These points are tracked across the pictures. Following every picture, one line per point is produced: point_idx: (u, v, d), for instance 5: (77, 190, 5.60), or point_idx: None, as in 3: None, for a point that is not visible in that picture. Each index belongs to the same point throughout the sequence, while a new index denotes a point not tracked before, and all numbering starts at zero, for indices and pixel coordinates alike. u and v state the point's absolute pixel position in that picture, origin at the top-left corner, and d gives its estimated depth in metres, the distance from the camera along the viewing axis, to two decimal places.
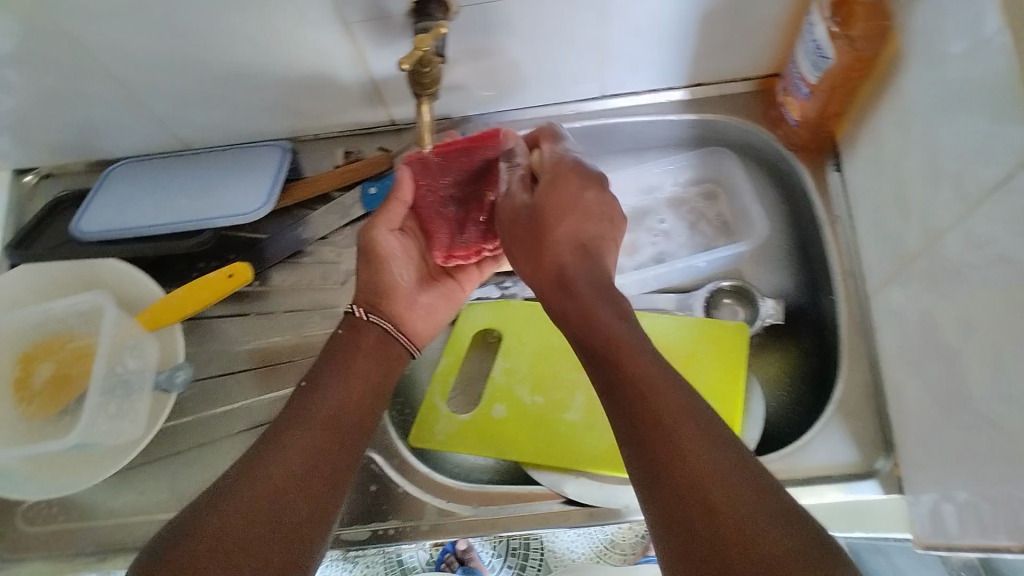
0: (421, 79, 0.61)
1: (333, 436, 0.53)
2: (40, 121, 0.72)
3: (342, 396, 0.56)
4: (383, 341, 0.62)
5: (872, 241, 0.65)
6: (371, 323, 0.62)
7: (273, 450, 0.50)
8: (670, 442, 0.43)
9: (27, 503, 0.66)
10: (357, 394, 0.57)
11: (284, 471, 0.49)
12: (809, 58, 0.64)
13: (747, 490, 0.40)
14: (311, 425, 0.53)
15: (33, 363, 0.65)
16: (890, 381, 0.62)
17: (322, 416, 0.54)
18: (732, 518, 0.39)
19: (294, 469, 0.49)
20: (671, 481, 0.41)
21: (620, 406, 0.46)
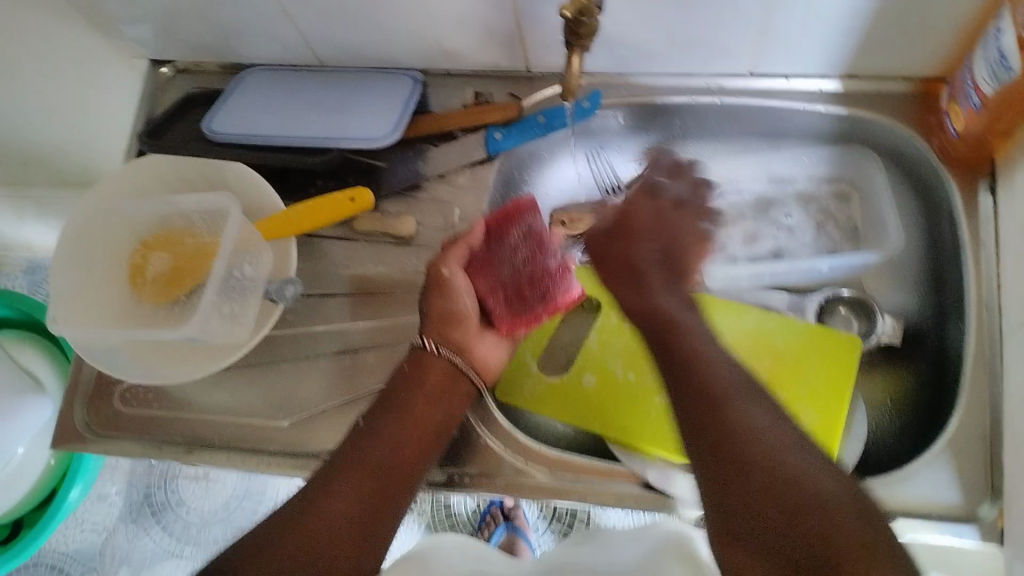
0: (577, 28, 0.56)
1: (375, 490, 0.54)
2: (187, 14, 0.73)
3: (397, 437, 0.57)
4: (448, 374, 0.61)
5: (1020, 276, 0.61)
6: (438, 357, 0.61)
7: (316, 494, 0.52)
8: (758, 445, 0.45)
9: (124, 385, 0.69)
10: (414, 434, 0.58)
11: (325, 518, 0.51)
12: (989, 65, 0.58)
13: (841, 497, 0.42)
14: (356, 472, 0.54)
15: (150, 252, 0.65)
16: (1013, 426, 0.59)
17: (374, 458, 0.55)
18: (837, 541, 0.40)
19: (335, 524, 0.51)
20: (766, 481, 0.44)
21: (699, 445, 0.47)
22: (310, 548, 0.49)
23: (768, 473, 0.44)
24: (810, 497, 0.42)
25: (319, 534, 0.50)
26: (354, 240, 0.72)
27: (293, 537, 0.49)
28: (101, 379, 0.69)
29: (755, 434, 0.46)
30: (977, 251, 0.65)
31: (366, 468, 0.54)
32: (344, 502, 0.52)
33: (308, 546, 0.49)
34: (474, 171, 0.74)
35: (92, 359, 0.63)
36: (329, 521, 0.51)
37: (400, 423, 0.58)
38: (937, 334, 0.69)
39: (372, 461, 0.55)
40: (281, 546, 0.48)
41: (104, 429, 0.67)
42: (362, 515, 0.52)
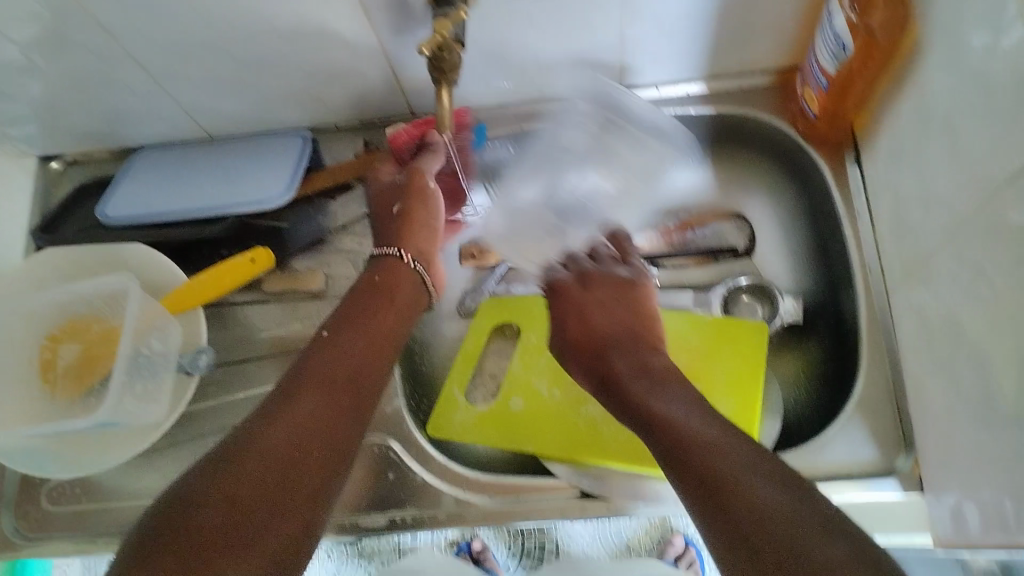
0: (440, 65, 0.61)
1: (337, 419, 0.50)
2: (67, 107, 0.73)
3: (353, 352, 0.55)
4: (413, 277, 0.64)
5: (893, 237, 0.65)
6: (412, 269, 0.64)
7: (279, 406, 0.49)
8: (735, 480, 0.43)
9: (50, 483, 0.67)
10: (370, 353, 0.56)
11: (290, 433, 0.47)
12: (829, 48, 0.63)
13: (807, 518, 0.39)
14: (316, 387, 0.51)
15: (58, 345, 0.66)
16: (911, 378, 0.62)
17: (329, 375, 0.53)
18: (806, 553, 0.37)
19: (300, 440, 0.48)
20: (735, 506, 0.42)
21: (682, 474, 0.46)
22: (276, 462, 0.46)
23: (734, 498, 0.42)
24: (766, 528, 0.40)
25: (282, 447, 0.46)
26: (267, 301, 0.73)
27: (256, 453, 0.46)
28: (26, 483, 0.68)
29: (717, 460, 0.45)
30: (854, 221, 0.70)
31: (321, 387, 0.52)
32: (306, 418, 0.49)
33: (275, 460, 0.46)
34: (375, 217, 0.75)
35: (14, 462, 0.62)
36: (284, 445, 0.47)
37: (354, 342, 0.56)
38: (834, 305, 0.72)
39: (331, 376, 0.52)
40: (245, 460, 0.45)
41: (35, 531, 0.66)
42: (326, 429, 0.49)
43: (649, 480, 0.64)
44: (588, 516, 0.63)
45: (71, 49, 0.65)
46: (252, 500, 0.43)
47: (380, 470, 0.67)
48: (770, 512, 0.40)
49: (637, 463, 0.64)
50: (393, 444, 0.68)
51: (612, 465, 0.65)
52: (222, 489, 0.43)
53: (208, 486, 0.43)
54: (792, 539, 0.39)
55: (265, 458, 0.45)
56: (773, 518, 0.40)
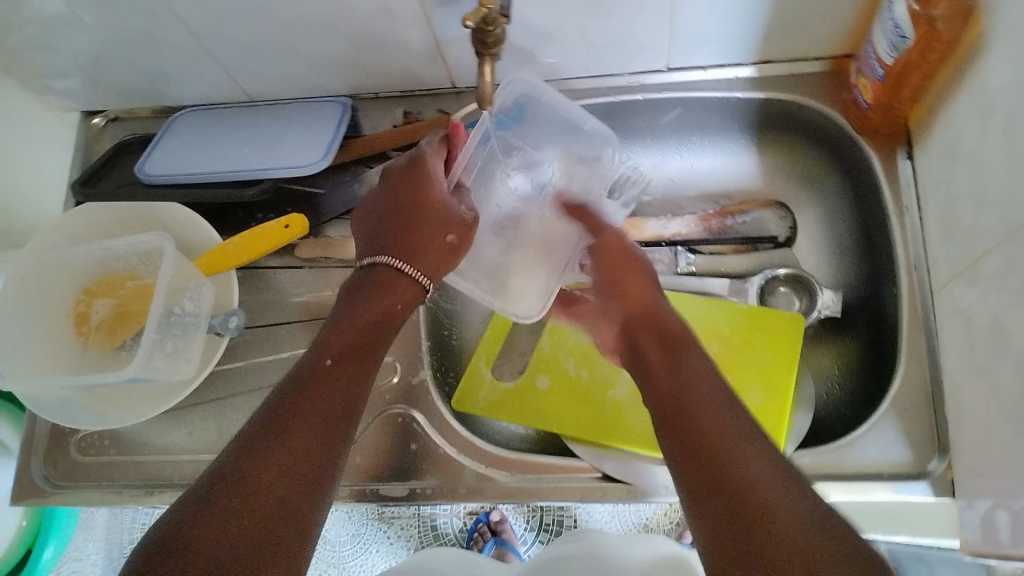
0: (484, 37, 0.59)
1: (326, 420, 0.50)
2: (111, 63, 0.73)
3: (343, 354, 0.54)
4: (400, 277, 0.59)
5: (941, 234, 0.63)
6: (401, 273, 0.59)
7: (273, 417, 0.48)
8: (742, 471, 0.44)
9: (79, 434, 0.69)
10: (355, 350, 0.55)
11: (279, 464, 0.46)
12: (887, 36, 0.60)
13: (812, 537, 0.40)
14: (312, 399, 0.50)
15: (93, 300, 0.66)
16: (950, 381, 0.60)
17: (320, 377, 0.51)
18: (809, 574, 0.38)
19: (286, 468, 0.46)
20: (738, 503, 0.43)
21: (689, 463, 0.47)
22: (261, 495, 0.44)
23: (743, 505, 0.42)
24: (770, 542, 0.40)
25: (270, 481, 0.45)
26: (298, 267, 0.73)
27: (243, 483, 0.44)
28: (56, 432, 0.69)
29: (738, 468, 0.44)
30: (902, 216, 0.67)
31: (313, 391, 0.50)
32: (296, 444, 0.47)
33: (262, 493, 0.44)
34: None
35: (46, 412, 0.63)
36: (279, 456, 0.46)
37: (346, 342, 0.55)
38: (874, 301, 0.70)
39: (321, 398, 0.50)
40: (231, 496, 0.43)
41: (63, 480, 0.67)
42: (311, 456, 0.47)
43: None
44: (608, 501, 0.62)
45: (119, 5, 0.65)
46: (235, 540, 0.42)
47: (401, 440, 0.66)
48: (776, 528, 0.41)
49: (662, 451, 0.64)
50: (416, 414, 0.68)
51: (637, 450, 0.65)
52: (204, 531, 0.42)
53: (196, 523, 0.42)
54: (793, 554, 0.39)
55: (251, 496, 0.44)
56: (776, 535, 0.40)
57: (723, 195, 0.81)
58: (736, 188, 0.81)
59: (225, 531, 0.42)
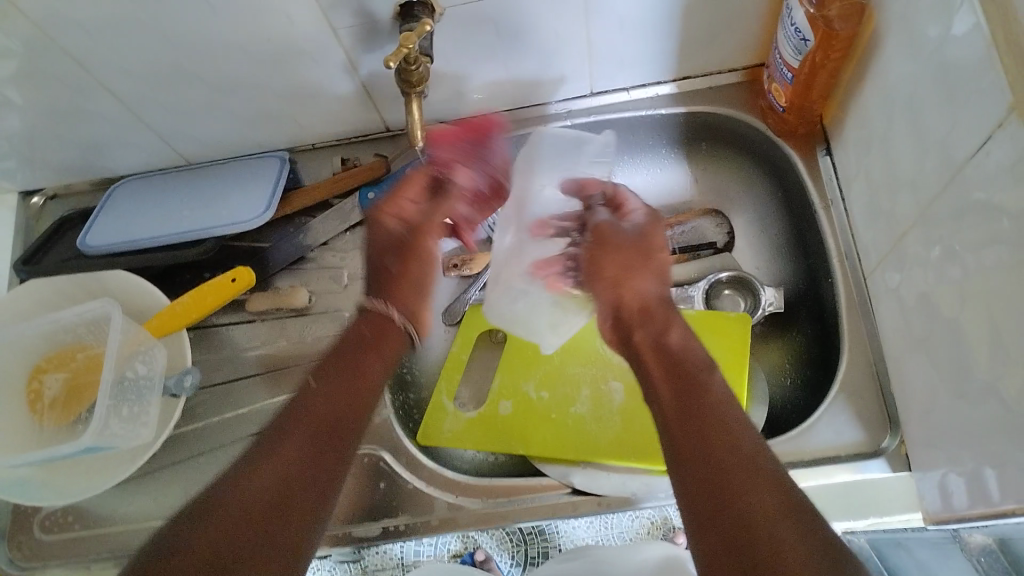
0: (408, 77, 0.62)
1: (321, 449, 0.52)
2: (45, 140, 0.74)
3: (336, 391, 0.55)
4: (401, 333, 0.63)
5: (865, 220, 0.66)
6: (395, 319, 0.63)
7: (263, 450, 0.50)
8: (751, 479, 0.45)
9: (42, 513, 0.67)
10: (353, 389, 0.56)
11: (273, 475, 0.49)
12: (790, 42, 0.64)
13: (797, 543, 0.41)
14: (300, 432, 0.52)
15: (44, 375, 0.66)
16: (893, 359, 0.63)
17: (313, 414, 0.53)
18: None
19: (271, 497, 0.48)
20: (731, 513, 0.44)
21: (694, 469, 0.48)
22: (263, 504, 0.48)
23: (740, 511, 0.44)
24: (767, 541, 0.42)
25: (257, 499, 0.47)
26: (251, 321, 0.73)
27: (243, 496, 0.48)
28: (18, 514, 0.67)
29: (758, 469, 0.46)
30: (828, 210, 0.70)
31: (304, 430, 0.52)
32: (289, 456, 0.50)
33: (251, 510, 0.46)
34: (356, 233, 0.76)
35: (4, 493, 0.63)
36: (264, 491, 0.48)
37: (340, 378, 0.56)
38: (813, 293, 0.73)
39: (311, 421, 0.53)
40: (221, 514, 0.45)
41: (28, 561, 0.65)
42: (297, 480, 0.49)
43: (637, 475, 0.64)
44: (580, 515, 0.63)
45: (46, 83, 0.66)
46: (240, 531, 0.45)
47: (371, 480, 0.67)
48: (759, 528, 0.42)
49: (626, 459, 0.65)
50: (383, 453, 0.68)
51: (603, 463, 0.65)
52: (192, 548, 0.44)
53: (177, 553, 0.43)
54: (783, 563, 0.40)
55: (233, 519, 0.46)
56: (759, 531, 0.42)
57: (660, 209, 0.83)
58: (671, 200, 0.83)
59: (209, 558, 0.43)
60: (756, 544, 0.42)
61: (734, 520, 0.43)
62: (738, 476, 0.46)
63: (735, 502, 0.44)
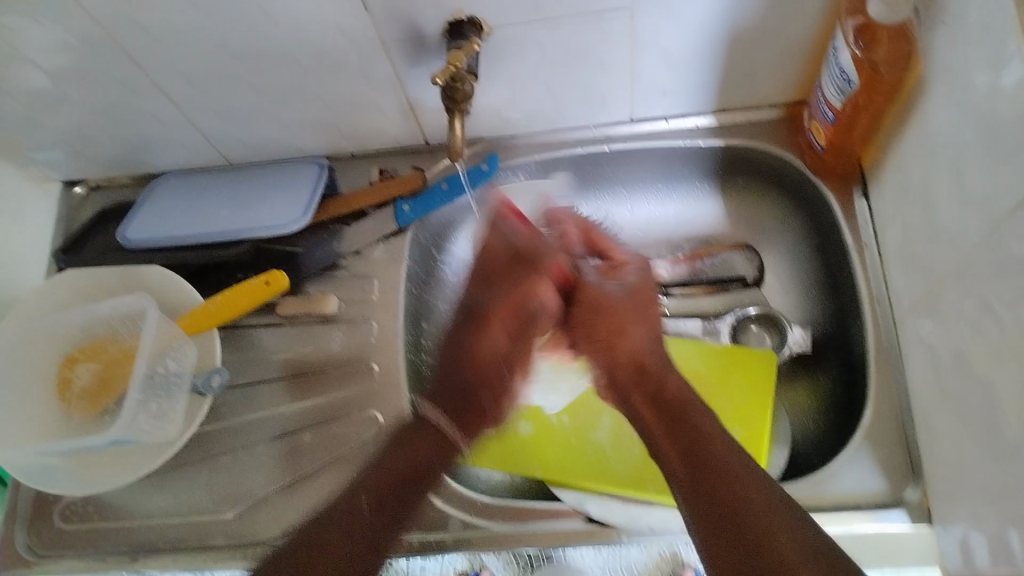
0: (454, 94, 0.62)
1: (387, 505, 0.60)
2: (92, 133, 0.75)
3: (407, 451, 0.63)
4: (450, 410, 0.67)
5: (900, 266, 0.65)
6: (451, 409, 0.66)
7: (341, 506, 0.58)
8: (732, 457, 0.52)
9: (64, 502, 0.68)
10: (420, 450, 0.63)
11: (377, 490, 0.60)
12: (835, 83, 0.64)
13: (759, 496, 0.49)
14: (372, 490, 0.60)
15: (75, 365, 0.67)
16: (919, 408, 0.62)
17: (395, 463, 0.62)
18: (760, 526, 0.47)
19: (348, 550, 0.55)
20: (728, 493, 0.49)
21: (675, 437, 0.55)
22: (332, 560, 0.54)
23: (712, 467, 0.51)
24: (740, 495, 0.49)
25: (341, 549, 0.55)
26: (279, 325, 0.74)
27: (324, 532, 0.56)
28: (40, 500, 0.69)
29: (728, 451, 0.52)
30: (862, 252, 0.70)
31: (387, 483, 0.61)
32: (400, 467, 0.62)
33: (336, 554, 0.54)
34: (388, 243, 0.76)
35: (31, 479, 0.64)
36: (335, 542, 0.55)
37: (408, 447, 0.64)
38: (841, 335, 0.73)
39: (390, 469, 0.61)
40: (311, 563, 0.53)
41: (46, 550, 0.66)
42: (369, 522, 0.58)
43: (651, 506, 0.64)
44: (592, 544, 0.63)
45: (98, 78, 0.67)
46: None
47: None
48: (733, 478, 0.50)
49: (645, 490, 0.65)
50: None
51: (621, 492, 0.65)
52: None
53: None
54: (757, 507, 0.48)
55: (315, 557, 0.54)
56: (730, 484, 0.50)
57: (692, 241, 0.83)
58: (702, 232, 0.83)
59: None
60: (746, 507, 0.48)
61: (723, 501, 0.49)
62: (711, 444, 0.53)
63: (718, 460, 0.52)
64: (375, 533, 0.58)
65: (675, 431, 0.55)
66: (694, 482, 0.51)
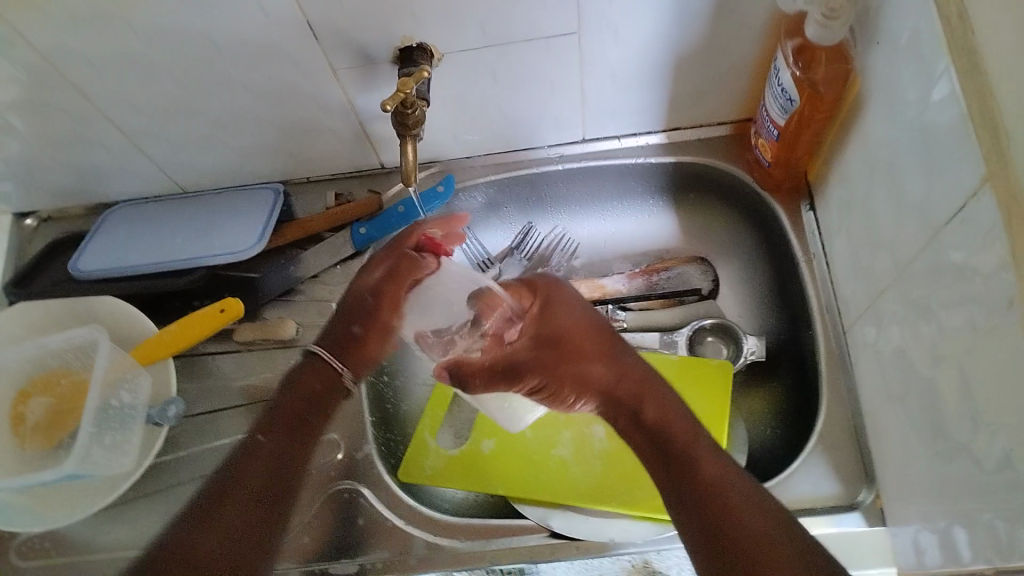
0: (404, 120, 0.62)
1: (266, 489, 0.60)
2: (42, 164, 0.74)
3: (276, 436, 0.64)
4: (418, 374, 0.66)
5: (846, 276, 0.67)
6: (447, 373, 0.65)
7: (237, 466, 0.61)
8: (727, 479, 0.54)
9: (20, 537, 0.67)
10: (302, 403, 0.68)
11: (234, 489, 0.59)
12: (777, 101, 0.65)
13: (771, 528, 0.50)
14: (258, 469, 0.61)
15: (29, 399, 0.66)
16: (870, 413, 0.64)
17: (261, 456, 0.62)
18: (767, 548, 0.49)
19: (229, 540, 0.56)
20: (730, 522, 0.51)
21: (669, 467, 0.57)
22: (231, 528, 0.57)
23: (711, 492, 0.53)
24: (735, 523, 0.51)
25: (223, 525, 0.56)
26: (238, 351, 0.74)
27: (172, 561, 0.54)
28: None
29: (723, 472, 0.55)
30: (810, 262, 0.72)
31: (256, 461, 0.62)
32: (253, 478, 0.60)
33: (241, 518, 0.58)
34: (345, 267, 0.76)
35: None
36: (223, 528, 0.56)
37: (290, 432, 0.65)
38: (794, 344, 0.74)
39: (267, 456, 0.62)
40: (212, 524, 0.57)
41: None
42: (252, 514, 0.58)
43: (614, 519, 0.65)
44: (559, 559, 0.63)
45: (47, 111, 0.67)
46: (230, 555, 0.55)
47: (348, 514, 0.67)
48: (735, 506, 0.52)
49: (606, 503, 0.66)
50: (364, 489, 0.69)
51: (584, 506, 0.66)
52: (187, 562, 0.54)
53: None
54: (763, 535, 0.50)
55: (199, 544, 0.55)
56: (737, 513, 0.52)
57: (648, 255, 0.85)
58: (657, 246, 0.84)
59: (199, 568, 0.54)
60: (740, 535, 0.51)
61: (720, 526, 0.52)
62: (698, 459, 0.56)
63: (719, 489, 0.53)
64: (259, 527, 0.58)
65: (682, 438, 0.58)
66: (693, 506, 0.54)
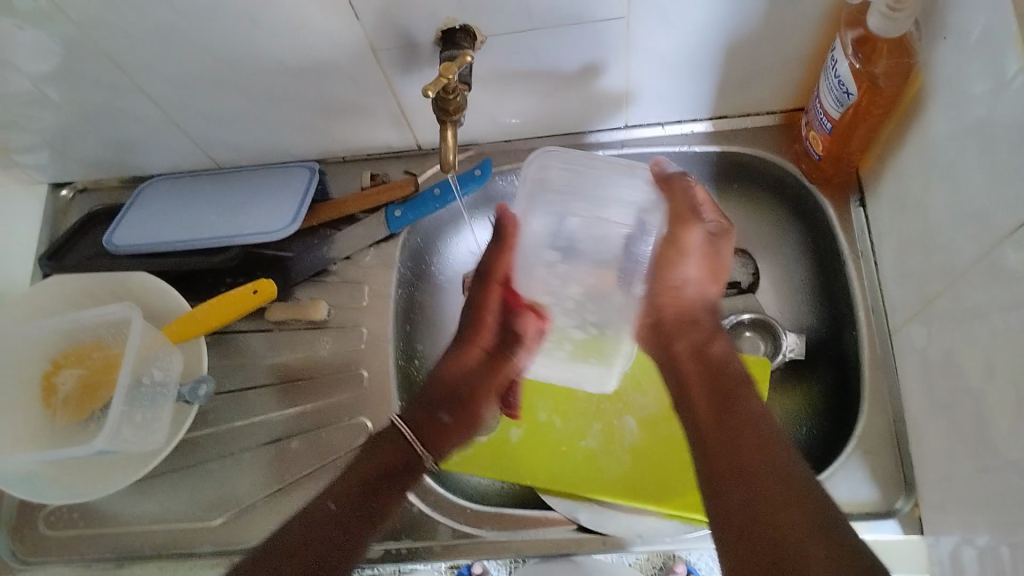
0: (445, 105, 0.61)
1: (372, 486, 0.59)
2: (80, 136, 0.74)
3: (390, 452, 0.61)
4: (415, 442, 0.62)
5: (895, 276, 0.65)
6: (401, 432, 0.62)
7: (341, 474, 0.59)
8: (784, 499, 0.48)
9: (50, 507, 0.68)
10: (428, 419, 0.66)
11: (345, 481, 0.58)
12: (832, 94, 0.62)
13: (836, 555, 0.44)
14: (358, 477, 0.58)
15: (60, 372, 0.67)
16: (913, 420, 0.62)
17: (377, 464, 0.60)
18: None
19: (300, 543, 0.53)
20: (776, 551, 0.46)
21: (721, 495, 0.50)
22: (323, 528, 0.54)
23: (763, 504, 0.48)
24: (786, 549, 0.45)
25: (318, 521, 0.55)
26: (269, 330, 0.74)
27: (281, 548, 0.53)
28: (25, 506, 0.68)
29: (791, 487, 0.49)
30: (857, 260, 0.69)
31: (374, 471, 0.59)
32: (346, 487, 0.58)
33: (328, 512, 0.56)
34: (379, 248, 0.75)
35: (14, 488, 0.63)
36: (305, 521, 0.55)
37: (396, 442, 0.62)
38: (834, 345, 0.72)
39: (371, 471, 0.59)
40: (299, 530, 0.54)
41: (34, 556, 0.66)
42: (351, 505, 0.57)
43: (645, 517, 0.64)
44: (585, 553, 0.62)
45: (84, 83, 0.66)
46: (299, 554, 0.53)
47: None
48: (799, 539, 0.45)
49: (636, 499, 0.65)
50: None
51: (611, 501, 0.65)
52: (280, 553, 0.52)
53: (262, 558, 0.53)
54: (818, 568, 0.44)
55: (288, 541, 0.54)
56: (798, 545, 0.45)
57: None
58: None
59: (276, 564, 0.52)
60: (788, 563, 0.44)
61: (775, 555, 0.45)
62: (762, 475, 0.50)
63: (773, 491, 0.48)
64: (355, 520, 0.56)
65: (746, 452, 0.51)
66: (743, 536, 0.47)
